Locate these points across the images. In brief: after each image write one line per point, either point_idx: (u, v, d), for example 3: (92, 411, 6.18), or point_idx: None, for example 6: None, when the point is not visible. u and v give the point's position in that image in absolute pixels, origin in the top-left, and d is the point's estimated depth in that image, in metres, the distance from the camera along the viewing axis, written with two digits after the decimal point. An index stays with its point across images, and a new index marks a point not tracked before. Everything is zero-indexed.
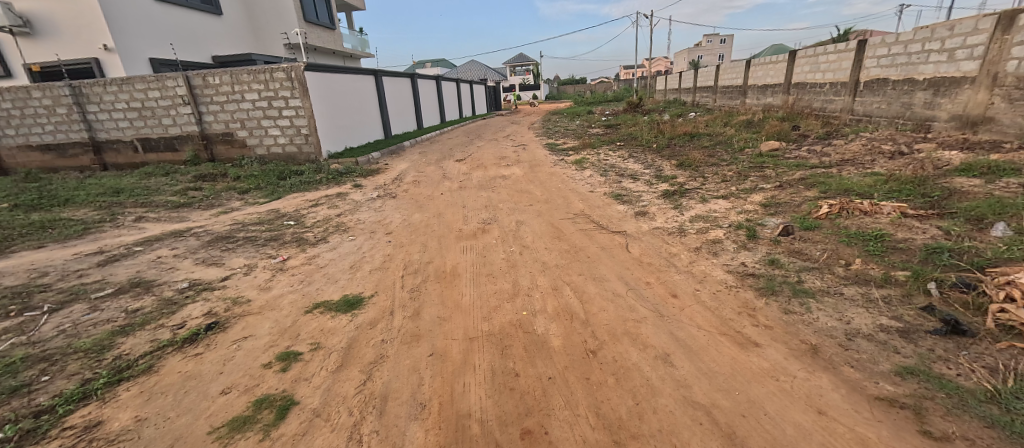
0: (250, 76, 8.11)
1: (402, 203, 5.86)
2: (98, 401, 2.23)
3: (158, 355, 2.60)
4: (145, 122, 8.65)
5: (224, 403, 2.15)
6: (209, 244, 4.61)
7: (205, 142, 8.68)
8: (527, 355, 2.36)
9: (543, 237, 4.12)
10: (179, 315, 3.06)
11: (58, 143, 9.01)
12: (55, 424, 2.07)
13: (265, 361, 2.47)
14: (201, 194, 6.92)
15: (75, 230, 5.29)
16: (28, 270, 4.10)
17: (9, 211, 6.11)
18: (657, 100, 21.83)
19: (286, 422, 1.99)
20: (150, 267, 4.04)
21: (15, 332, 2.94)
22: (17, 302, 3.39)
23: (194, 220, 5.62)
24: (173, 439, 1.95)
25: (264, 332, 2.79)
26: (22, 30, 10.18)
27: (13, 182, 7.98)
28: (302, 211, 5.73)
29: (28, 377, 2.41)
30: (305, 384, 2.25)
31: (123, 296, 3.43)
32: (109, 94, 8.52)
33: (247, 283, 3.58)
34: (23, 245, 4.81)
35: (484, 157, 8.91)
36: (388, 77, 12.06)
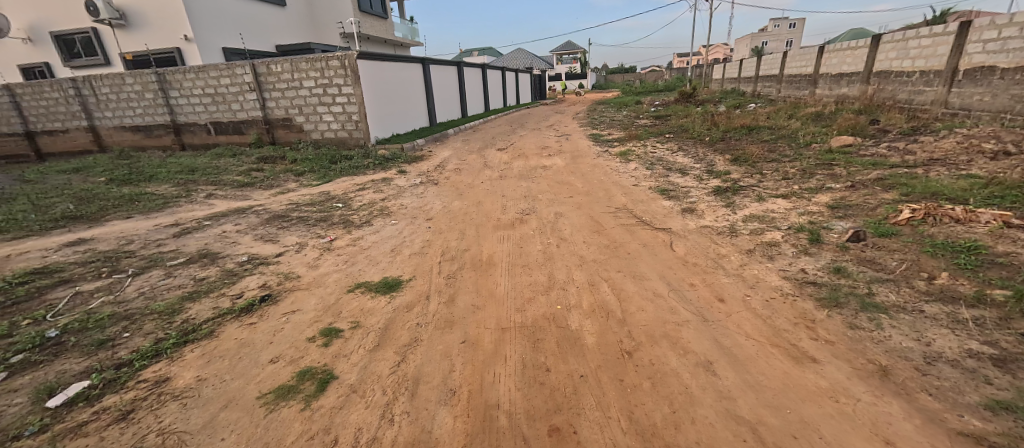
0: (308, 64, 8.49)
1: (443, 190, 5.94)
2: (167, 359, 2.44)
3: (219, 321, 2.81)
4: (217, 108, 9.35)
5: (272, 371, 2.28)
6: (266, 222, 4.91)
7: (267, 127, 9.25)
8: (559, 350, 2.30)
9: (581, 230, 4.00)
10: (239, 286, 3.29)
11: (144, 124, 9.96)
12: (131, 377, 2.29)
13: (310, 335, 2.59)
14: (262, 175, 7.40)
15: (156, 204, 5.84)
16: (118, 237, 4.58)
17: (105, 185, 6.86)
18: (713, 89, 20.63)
19: (325, 395, 2.07)
20: (215, 240, 4.36)
21: (104, 291, 3.30)
22: (108, 265, 3.80)
23: (255, 199, 6.02)
24: (226, 401, 2.08)
25: (309, 308, 2.93)
26: (119, 23, 11.31)
27: (109, 159, 8.95)
28: (349, 194, 5.96)
29: (112, 332, 2.68)
30: (344, 361, 2.33)
31: (192, 265, 3.74)
32: (186, 80, 9.26)
33: (298, 260, 3.78)
34: (115, 216, 5.38)
35: (525, 147, 8.85)
36: (435, 66, 12.21)
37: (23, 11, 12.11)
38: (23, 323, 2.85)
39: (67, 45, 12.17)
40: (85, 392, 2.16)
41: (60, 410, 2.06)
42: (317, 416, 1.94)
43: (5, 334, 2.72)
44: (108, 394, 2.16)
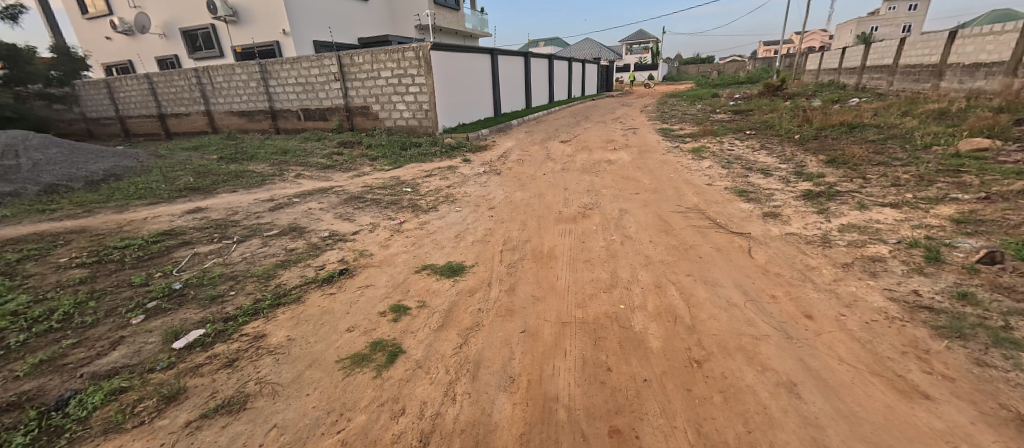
0: (386, 55, 8.93)
1: (505, 180, 5.99)
2: (264, 317, 2.73)
3: (305, 288, 3.09)
4: (305, 95, 10.20)
5: (348, 339, 2.46)
6: (344, 202, 5.28)
7: (347, 114, 9.92)
8: (621, 351, 2.23)
9: (648, 229, 3.83)
10: (321, 259, 3.59)
11: (245, 109, 11.15)
12: (236, 330, 2.60)
13: (381, 310, 2.75)
14: (341, 158, 7.97)
15: (256, 181, 6.55)
16: (225, 208, 5.20)
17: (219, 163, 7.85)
18: (806, 82, 18.61)
19: (394, 367, 2.20)
20: (302, 216, 4.79)
21: (215, 254, 3.78)
22: (218, 232, 4.35)
23: (335, 180, 6.51)
24: (311, 360, 2.28)
25: (381, 284, 3.11)
26: (232, 19, 12.70)
27: (221, 140, 10.18)
28: (418, 180, 6.22)
29: (222, 290, 3.07)
30: (412, 337, 2.45)
31: (284, 237, 4.15)
32: (282, 70, 10.18)
33: (371, 239, 4.02)
34: (224, 190, 6.12)
35: (590, 140, 8.64)
36: (503, 56, 12.27)
37: (158, 9, 14.01)
38: (154, 275, 3.39)
39: (192, 40, 13.96)
40: (202, 339, 2.50)
41: (183, 352, 2.40)
42: (389, 385, 2.07)
43: (141, 284, 3.26)
44: (218, 342, 2.48)
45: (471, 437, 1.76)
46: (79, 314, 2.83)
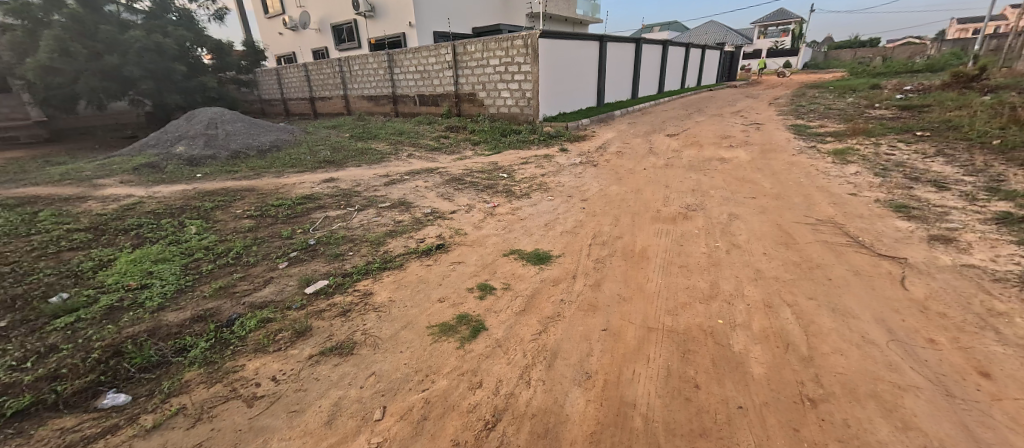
0: (496, 43, 9.18)
1: (602, 173, 5.80)
2: (373, 277, 3.08)
3: (406, 256, 3.40)
4: (422, 82, 11.05)
5: (438, 308, 2.64)
6: (446, 182, 5.64)
7: (456, 100, 10.51)
8: (714, 370, 2.02)
9: (763, 240, 3.39)
10: (422, 232, 3.90)
11: (372, 94, 12.51)
12: (351, 284, 2.98)
13: (469, 286, 2.89)
14: (447, 141, 8.51)
15: (376, 158, 7.37)
16: (350, 181, 5.96)
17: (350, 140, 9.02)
18: (1018, 71, 14.37)
19: (476, 341, 2.30)
20: (410, 192, 5.25)
21: (340, 220, 4.37)
22: (344, 201, 5.02)
23: (440, 162, 6.98)
24: (406, 322, 2.50)
25: (471, 262, 3.27)
26: (369, 14, 14.24)
27: (352, 120, 11.61)
28: (514, 166, 6.35)
29: (343, 250, 3.55)
30: (495, 316, 2.54)
31: (394, 209, 4.60)
32: (405, 59, 11.15)
33: (467, 219, 4.23)
34: (350, 165, 7.01)
35: (702, 135, 7.90)
36: (612, 43, 11.75)
37: (314, 7, 16.31)
38: (297, 231, 4.09)
39: (338, 33, 16.09)
40: (326, 288, 2.93)
41: (312, 297, 2.85)
42: (471, 357, 2.18)
43: (288, 236, 3.95)
44: (337, 293, 2.87)
45: (541, 423, 1.77)
46: (246, 255, 3.57)
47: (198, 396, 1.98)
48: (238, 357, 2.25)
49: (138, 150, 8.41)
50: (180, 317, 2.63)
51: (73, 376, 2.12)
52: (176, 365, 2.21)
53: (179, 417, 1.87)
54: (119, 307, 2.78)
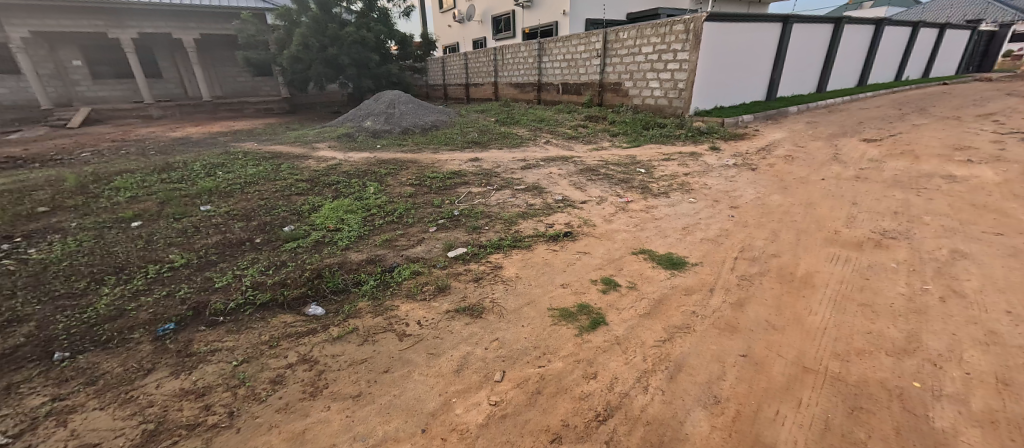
0: (653, 30, 8.64)
1: (761, 178, 5.05)
2: (503, 253, 3.29)
3: (535, 238, 3.53)
4: (569, 70, 11.12)
5: (560, 293, 2.70)
6: (580, 172, 5.63)
7: (600, 90, 10.33)
8: (895, 440, 1.63)
9: (1001, 293, 2.53)
10: (552, 218, 3.99)
11: (520, 81, 13.09)
12: (485, 256, 3.25)
13: (593, 278, 2.88)
14: (586, 131, 8.46)
15: (517, 142, 7.81)
16: (491, 162, 6.43)
17: (495, 124, 9.73)
18: None
19: (595, 333, 2.29)
20: (544, 178, 5.41)
21: (480, 196, 4.77)
22: (484, 180, 5.46)
23: (576, 151, 7.00)
24: (529, 299, 2.62)
25: (597, 255, 3.23)
26: (527, 4, 14.86)
27: (499, 106, 12.40)
28: (655, 162, 5.98)
29: (481, 224, 3.88)
30: (616, 312, 2.49)
31: (527, 193, 4.81)
32: (555, 47, 11.32)
33: (597, 211, 4.18)
34: (494, 147, 7.55)
35: (917, 143, 6.17)
36: (798, 26, 9.86)
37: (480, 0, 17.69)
38: (445, 202, 4.62)
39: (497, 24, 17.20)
40: (464, 255, 3.26)
41: (452, 260, 3.21)
42: (589, 347, 2.18)
43: (438, 206, 4.49)
44: (472, 261, 3.17)
45: (656, 433, 1.69)
46: (406, 216, 4.19)
47: (365, 323, 2.45)
48: (394, 299, 2.69)
49: (339, 123, 10.53)
50: (357, 258, 3.26)
51: (292, 286, 2.84)
52: (352, 294, 2.76)
53: (351, 335, 2.33)
54: (322, 242, 3.59)
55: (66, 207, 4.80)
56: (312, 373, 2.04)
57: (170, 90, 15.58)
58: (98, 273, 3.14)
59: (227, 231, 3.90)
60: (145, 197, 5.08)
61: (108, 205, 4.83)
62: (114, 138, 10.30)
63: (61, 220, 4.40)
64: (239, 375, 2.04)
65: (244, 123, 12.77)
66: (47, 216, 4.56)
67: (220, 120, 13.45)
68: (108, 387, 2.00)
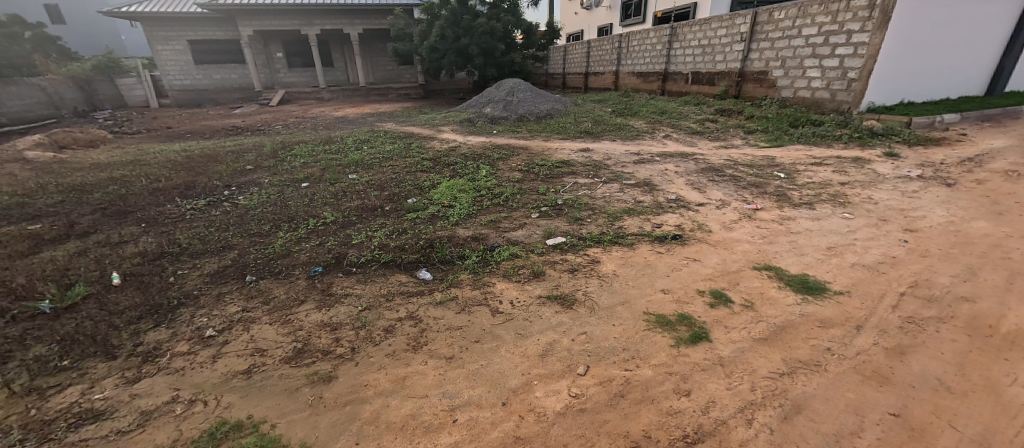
0: (820, 7, 7.18)
1: (958, 196, 3.89)
2: (602, 248, 3.19)
3: (639, 237, 3.34)
4: (702, 59, 10.10)
5: (660, 299, 2.49)
6: (702, 171, 5.12)
7: (739, 80, 9.17)
8: None
9: None
10: (661, 218, 3.72)
11: (645, 70, 12.28)
12: (583, 247, 3.21)
13: (701, 289, 2.58)
14: (714, 126, 7.64)
15: (632, 135, 7.46)
16: (604, 153, 6.24)
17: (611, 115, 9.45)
18: None
19: (695, 348, 2.05)
20: (658, 175, 5.06)
21: (586, 188, 4.68)
22: (593, 171, 5.33)
23: (700, 147, 6.37)
24: (623, 299, 2.49)
25: (709, 264, 2.89)
26: None
27: (618, 96, 11.90)
28: (799, 166, 5.13)
29: (583, 216, 3.83)
30: (722, 329, 2.18)
31: (637, 188, 4.56)
32: (690, 33, 10.37)
33: (715, 216, 3.75)
34: (607, 139, 7.31)
35: None
36: None
37: None
38: (550, 190, 4.64)
39: (626, 8, 16.39)
40: (562, 245, 3.25)
41: (550, 248, 3.24)
42: (685, 362, 1.96)
43: (543, 193, 4.54)
44: (570, 252, 3.15)
45: None
46: (513, 200, 4.33)
47: (464, 294, 2.62)
48: (491, 276, 2.82)
49: (463, 108, 11.27)
50: (464, 234, 3.48)
51: (410, 250, 3.19)
52: (458, 266, 2.98)
53: (451, 303, 2.52)
54: (436, 216, 3.93)
55: (261, 167, 6.10)
56: (417, 330, 2.28)
57: (338, 77, 18.23)
58: (277, 220, 3.94)
59: (364, 198, 4.52)
60: (311, 164, 6.17)
61: (286, 168, 5.99)
62: (295, 114, 12.66)
63: (257, 176, 5.61)
64: (362, 319, 2.39)
65: (386, 106, 14.53)
66: (250, 172, 5.86)
67: (368, 102, 15.51)
68: (274, 309, 2.50)
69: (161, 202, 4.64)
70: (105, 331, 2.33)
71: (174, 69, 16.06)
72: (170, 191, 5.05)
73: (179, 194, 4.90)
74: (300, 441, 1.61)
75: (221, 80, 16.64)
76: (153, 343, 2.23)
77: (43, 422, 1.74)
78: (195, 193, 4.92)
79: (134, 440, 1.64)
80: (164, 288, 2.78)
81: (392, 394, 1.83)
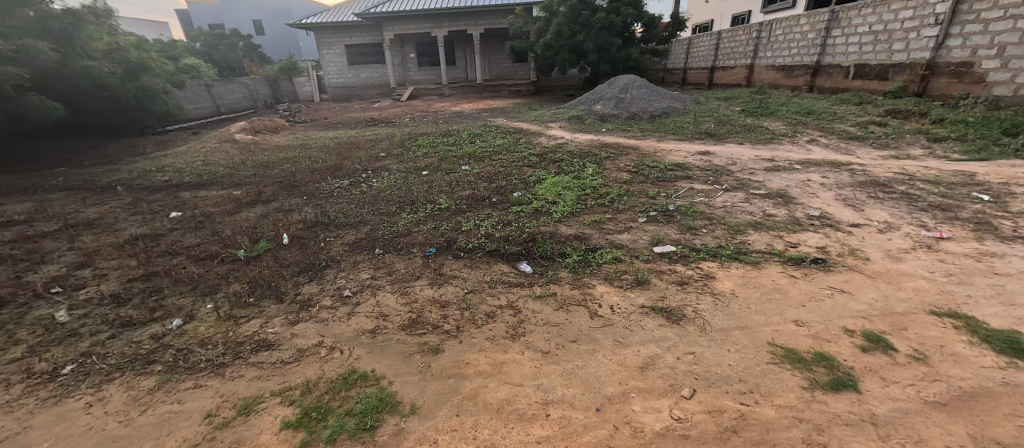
0: None
1: None
2: (719, 263, 2.89)
3: (767, 257, 2.94)
4: (875, 48, 8.15)
5: (791, 331, 2.15)
6: (859, 185, 4.30)
7: (926, 74, 7.24)
8: None
9: None
10: (799, 237, 3.23)
11: (792, 63, 10.33)
12: (696, 260, 2.95)
13: (848, 328, 2.16)
14: (882, 131, 6.32)
15: (765, 138, 6.59)
16: (729, 158, 5.63)
17: (740, 114, 8.58)
18: None
19: (836, 397, 1.72)
20: (797, 186, 4.39)
21: (704, 194, 4.30)
22: (713, 177, 4.87)
23: (858, 156, 5.34)
24: (743, 324, 2.23)
25: (864, 299, 2.40)
26: None
27: (750, 93, 10.56)
28: (1010, 187, 3.96)
29: (698, 225, 3.52)
30: (877, 378, 1.82)
31: (768, 200, 4.03)
32: (859, 17, 8.46)
33: (876, 241, 3.11)
34: (733, 141, 6.60)
35: None
36: None
37: None
38: (661, 194, 4.35)
39: None
40: (670, 254, 3.04)
41: (657, 255, 3.05)
42: (823, 410, 1.66)
43: (652, 197, 4.28)
44: (679, 263, 2.92)
45: None
46: (618, 201, 4.17)
47: (563, 291, 2.62)
48: (592, 278, 2.77)
49: (574, 105, 11.19)
50: (567, 232, 3.47)
51: (513, 243, 3.28)
52: (557, 264, 2.98)
53: (551, 298, 2.54)
54: (540, 212, 3.98)
55: (391, 155, 6.87)
56: (516, 320, 2.34)
57: (458, 74, 19.51)
58: (401, 202, 4.42)
59: (474, 188, 4.79)
60: (431, 154, 6.75)
61: (410, 156, 6.66)
62: (421, 109, 13.96)
63: (387, 162, 6.34)
64: (467, 300, 2.54)
65: (500, 102, 15.16)
66: (382, 159, 6.64)
67: (484, 98, 16.35)
68: (395, 280, 2.81)
69: (318, 180, 5.55)
70: (276, 280, 2.88)
71: (333, 69, 18.88)
72: (324, 171, 6.01)
73: (330, 174, 5.80)
74: (410, 401, 1.78)
75: (365, 79, 19.06)
76: (308, 294, 2.69)
77: (235, 342, 2.22)
78: (342, 174, 5.77)
79: (291, 370, 1.99)
80: (317, 250, 3.32)
81: (491, 376, 1.92)
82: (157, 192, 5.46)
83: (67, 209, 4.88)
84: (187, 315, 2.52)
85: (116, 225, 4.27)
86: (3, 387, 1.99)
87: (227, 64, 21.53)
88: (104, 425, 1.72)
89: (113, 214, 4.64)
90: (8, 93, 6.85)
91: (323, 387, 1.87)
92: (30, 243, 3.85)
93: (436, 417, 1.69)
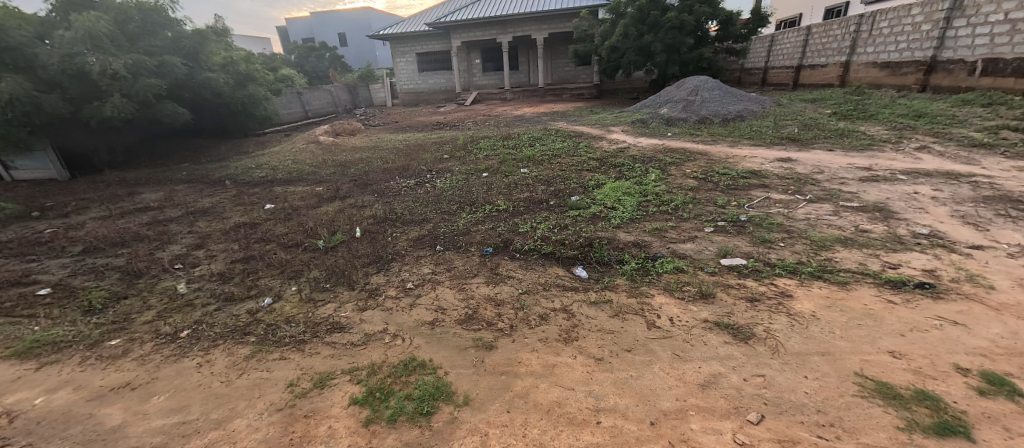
0: None
1: None
2: (798, 280, 2.66)
3: (857, 277, 2.64)
4: (1012, 38, 6.92)
5: (883, 364, 1.89)
6: (984, 200, 3.70)
7: None
8: None
9: None
10: (899, 257, 2.86)
11: (899, 60, 9.08)
12: (769, 275, 2.74)
13: (962, 366, 1.84)
14: (1019, 136, 5.35)
15: (861, 144, 5.92)
16: (814, 166, 5.14)
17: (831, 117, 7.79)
18: None
19: (943, 444, 1.45)
20: (900, 199, 3.89)
21: (783, 205, 3.97)
22: (795, 186, 4.47)
23: (984, 167, 4.59)
24: (826, 350, 2.01)
25: (984, 334, 2.04)
26: None
27: (844, 94, 9.49)
28: None
29: (773, 238, 3.26)
30: (998, 427, 1.50)
31: (861, 214, 3.62)
32: (991, 3, 7.26)
33: (1005, 267, 2.65)
34: (820, 147, 6.01)
35: None
36: None
37: None
38: (731, 203, 4.09)
39: None
40: (740, 267, 2.86)
41: (725, 268, 2.88)
42: None
43: (721, 206, 4.04)
44: (750, 277, 2.74)
45: None
46: (683, 209, 3.99)
47: (619, 299, 2.57)
48: (650, 287, 2.68)
49: (638, 108, 10.84)
50: (626, 238, 3.40)
51: (570, 247, 3.27)
52: (615, 271, 2.92)
53: (606, 305, 2.51)
54: (598, 217, 3.94)
55: (454, 157, 7.15)
56: (569, 323, 2.35)
57: (521, 79, 19.78)
58: (462, 202, 4.60)
59: (532, 191, 4.84)
60: (492, 157, 6.93)
61: (472, 159, 6.88)
62: (484, 112, 14.36)
63: (451, 164, 6.61)
64: (521, 301, 2.59)
65: (562, 105, 15.12)
66: (446, 160, 6.95)
67: (546, 102, 16.41)
68: (454, 276, 2.95)
69: (388, 179, 5.95)
70: (350, 269, 3.14)
71: (405, 76, 20.05)
72: (394, 171, 6.41)
73: (399, 174, 6.18)
74: (464, 392, 1.86)
75: (433, 84, 19.96)
76: (375, 284, 2.91)
77: (314, 323, 2.47)
78: (409, 174, 6.12)
79: (359, 352, 2.17)
80: (385, 244, 3.57)
81: (542, 377, 1.94)
82: (256, 186, 6.19)
83: (188, 199, 5.70)
84: (276, 295, 2.85)
85: (224, 213, 4.91)
86: (137, 344, 2.39)
87: (316, 73, 23.75)
88: (210, 383, 2.01)
89: (222, 204, 5.34)
90: (149, 100, 8.15)
91: (386, 370, 2.02)
92: (161, 225, 4.57)
93: (487, 410, 1.75)
